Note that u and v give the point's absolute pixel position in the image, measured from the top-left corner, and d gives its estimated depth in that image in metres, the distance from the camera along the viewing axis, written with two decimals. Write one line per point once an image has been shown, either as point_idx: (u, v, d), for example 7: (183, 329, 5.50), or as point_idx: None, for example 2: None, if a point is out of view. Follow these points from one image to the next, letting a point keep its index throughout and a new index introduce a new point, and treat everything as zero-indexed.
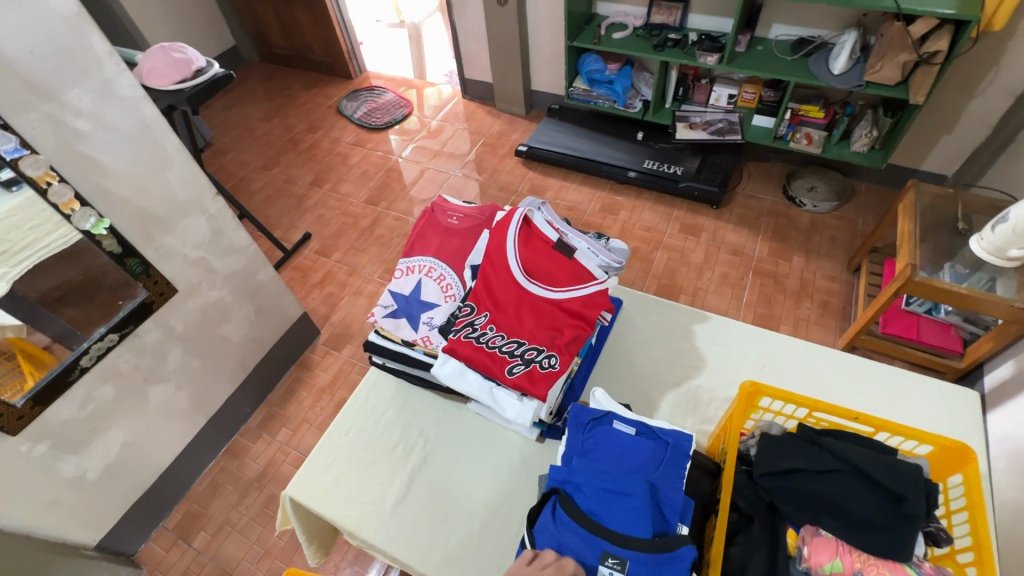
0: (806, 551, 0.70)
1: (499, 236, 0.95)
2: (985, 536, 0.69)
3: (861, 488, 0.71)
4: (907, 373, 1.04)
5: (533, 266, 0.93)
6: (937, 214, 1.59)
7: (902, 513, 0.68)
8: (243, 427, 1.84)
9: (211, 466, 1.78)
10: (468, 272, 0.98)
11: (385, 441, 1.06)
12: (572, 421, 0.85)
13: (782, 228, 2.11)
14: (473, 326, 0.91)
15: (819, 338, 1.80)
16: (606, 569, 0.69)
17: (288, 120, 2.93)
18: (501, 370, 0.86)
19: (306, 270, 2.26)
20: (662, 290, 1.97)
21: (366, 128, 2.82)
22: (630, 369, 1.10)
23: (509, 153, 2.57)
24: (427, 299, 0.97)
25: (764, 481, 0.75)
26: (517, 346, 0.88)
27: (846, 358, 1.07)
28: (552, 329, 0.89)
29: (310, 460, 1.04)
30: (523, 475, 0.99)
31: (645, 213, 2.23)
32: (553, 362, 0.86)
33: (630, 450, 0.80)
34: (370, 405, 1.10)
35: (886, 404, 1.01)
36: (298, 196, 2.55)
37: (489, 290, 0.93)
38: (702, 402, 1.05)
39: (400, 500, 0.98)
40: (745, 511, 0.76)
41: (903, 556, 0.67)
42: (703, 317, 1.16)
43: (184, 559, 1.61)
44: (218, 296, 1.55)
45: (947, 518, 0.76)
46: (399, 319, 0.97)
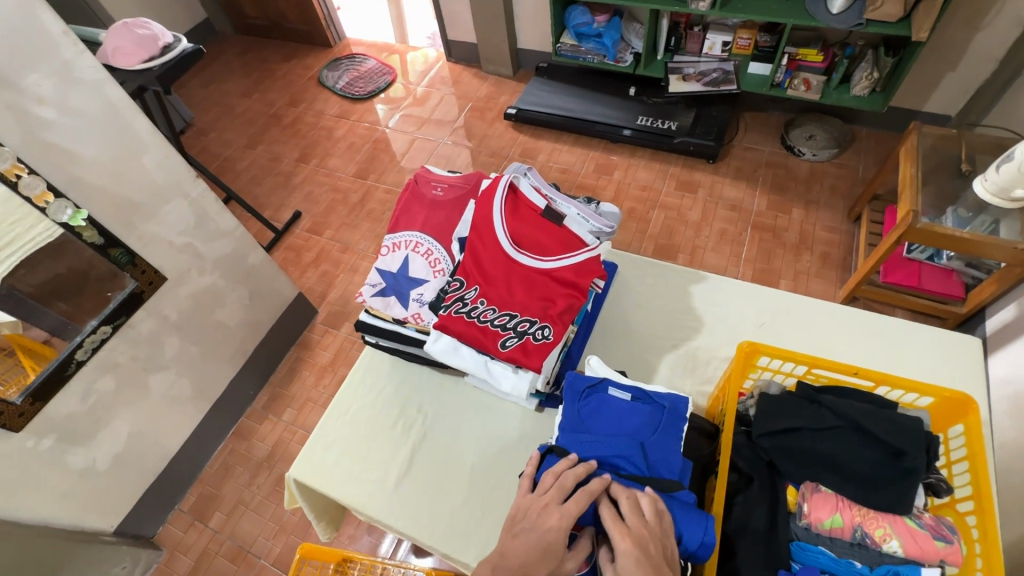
0: (806, 508, 0.70)
1: (485, 206, 0.92)
2: (985, 484, 0.68)
3: (859, 443, 0.70)
4: (907, 323, 1.02)
5: (521, 236, 0.90)
6: (940, 156, 1.54)
7: (901, 467, 0.67)
8: (248, 409, 1.86)
9: (220, 448, 1.80)
10: (455, 245, 0.95)
11: (385, 419, 1.06)
12: (568, 391, 0.83)
13: (781, 180, 2.06)
14: (463, 301, 0.88)
15: (819, 290, 1.78)
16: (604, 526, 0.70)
17: (269, 94, 2.83)
18: (495, 344, 0.85)
19: (299, 250, 2.23)
20: (659, 250, 1.94)
21: (350, 99, 2.72)
22: (627, 333, 1.09)
23: (498, 117, 2.49)
24: (415, 275, 0.95)
25: (762, 441, 0.75)
26: (509, 318, 0.86)
27: (846, 311, 1.05)
28: (545, 300, 0.87)
29: (311, 442, 1.05)
30: (524, 445, 0.99)
31: (640, 171, 2.17)
32: (547, 333, 0.85)
33: (626, 415, 0.79)
34: (367, 384, 1.10)
35: (886, 355, 0.99)
36: (286, 174, 2.49)
37: (477, 263, 0.90)
38: (700, 362, 1.04)
39: (403, 475, 0.99)
40: (745, 472, 0.76)
41: (903, 508, 0.67)
42: (699, 278, 1.14)
43: (203, 539, 1.65)
44: (210, 282, 1.53)
45: (947, 468, 0.76)
46: (388, 298, 0.95)
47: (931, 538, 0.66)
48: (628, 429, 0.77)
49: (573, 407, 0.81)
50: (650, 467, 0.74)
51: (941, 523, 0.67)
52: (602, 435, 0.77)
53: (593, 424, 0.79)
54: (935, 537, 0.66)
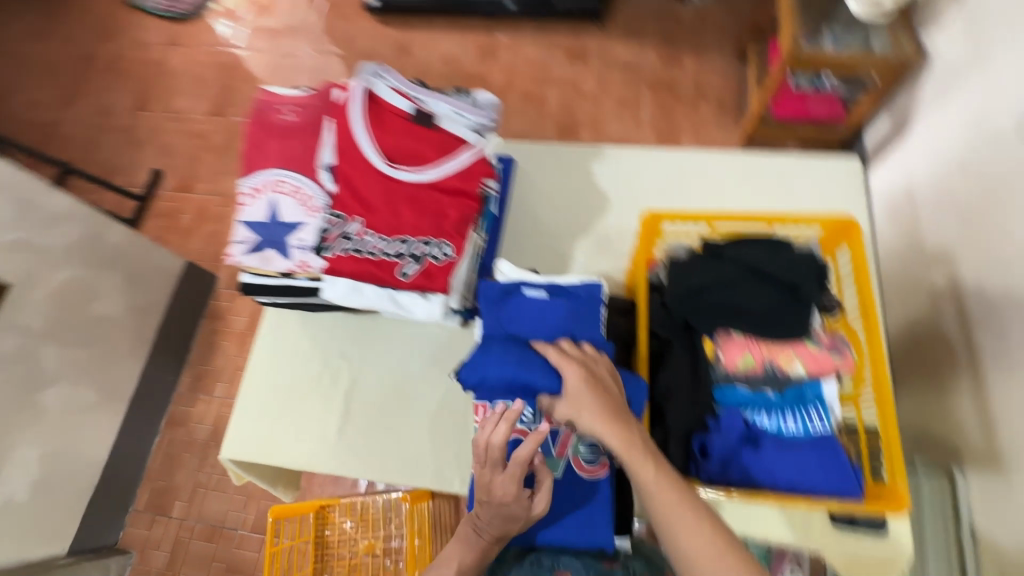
0: (722, 355, 0.74)
1: (345, 123, 0.81)
2: (869, 298, 0.74)
3: (759, 286, 0.73)
4: (798, 157, 1.04)
5: (394, 149, 0.80)
6: None
7: (797, 299, 0.72)
8: (174, 396, 1.73)
9: (157, 442, 1.69)
10: (324, 175, 0.81)
11: (309, 375, 1.00)
12: (483, 301, 0.78)
13: (670, 29, 1.97)
14: (347, 237, 0.80)
15: (720, 139, 1.80)
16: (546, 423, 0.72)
17: (68, 31, 2.28)
18: (393, 275, 0.79)
19: (173, 214, 1.96)
20: (562, 131, 1.86)
21: (174, 19, 2.24)
22: (538, 228, 1.05)
23: (358, 10, 2.15)
24: (288, 220, 0.81)
25: (676, 305, 0.76)
26: (404, 244, 0.79)
27: (742, 158, 1.05)
28: (436, 215, 0.80)
29: (238, 418, 0.98)
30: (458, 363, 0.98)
31: (528, 47, 2.00)
32: (447, 251, 0.79)
33: (547, 312, 0.76)
34: (281, 346, 1.02)
35: (782, 193, 1.02)
36: (125, 128, 2.10)
37: (354, 191, 0.80)
38: (614, 241, 1.03)
39: (343, 425, 0.96)
40: (664, 338, 0.78)
41: (801, 335, 0.72)
42: (599, 153, 1.09)
43: (171, 530, 1.61)
44: (67, 275, 1.37)
45: (837, 289, 0.82)
46: (265, 253, 0.82)
47: (828, 355, 0.72)
48: (552, 326, 0.74)
49: (494, 318, 0.77)
50: None
51: (836, 339, 0.73)
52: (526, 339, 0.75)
53: (516, 331, 0.75)
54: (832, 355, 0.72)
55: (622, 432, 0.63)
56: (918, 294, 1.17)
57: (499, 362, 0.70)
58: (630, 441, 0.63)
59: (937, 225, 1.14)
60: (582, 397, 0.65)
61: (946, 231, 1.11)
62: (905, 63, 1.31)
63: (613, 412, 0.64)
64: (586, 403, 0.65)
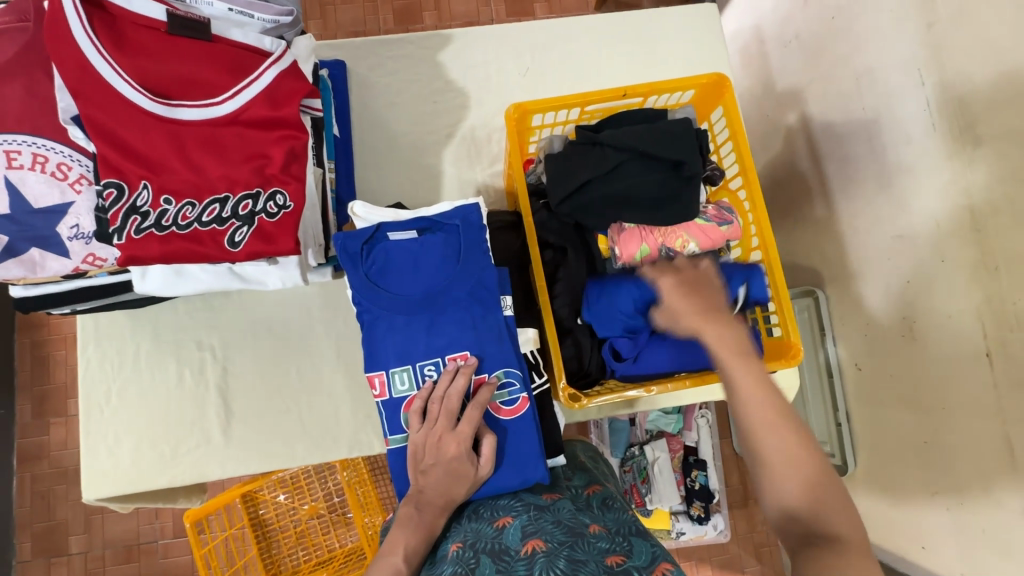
0: (618, 251, 0.71)
1: (66, 48, 0.55)
2: (747, 157, 0.72)
3: (643, 169, 0.67)
4: (654, 11, 0.95)
5: (162, 76, 0.59)
6: None
7: (683, 177, 0.67)
8: (17, 429, 1.43)
9: (17, 484, 1.42)
10: (74, 131, 0.58)
11: (167, 379, 0.83)
12: (343, 258, 0.63)
13: None
14: (139, 212, 0.58)
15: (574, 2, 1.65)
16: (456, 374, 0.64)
17: None
18: (223, 248, 0.61)
19: None
20: (401, 17, 1.59)
21: None
22: (393, 144, 0.90)
23: None
24: (44, 204, 0.60)
25: (563, 208, 0.69)
26: (221, 205, 0.60)
27: (599, 21, 0.95)
28: (255, 159, 0.61)
29: (90, 452, 0.81)
30: (342, 319, 0.86)
31: None
32: (283, 202, 0.62)
33: (421, 256, 0.64)
34: (115, 355, 0.83)
35: (646, 56, 0.95)
36: None
37: (124, 147, 0.57)
38: (482, 142, 0.91)
39: (227, 422, 0.83)
40: (558, 245, 0.72)
41: (693, 211, 0.69)
42: (442, 40, 0.92)
43: (76, 567, 1.42)
44: None
45: (716, 154, 0.79)
46: (27, 256, 0.60)
47: (717, 227, 0.71)
48: (430, 272, 0.64)
49: (363, 274, 0.63)
50: (472, 295, 0.64)
51: (722, 209, 0.72)
52: (404, 293, 0.63)
53: (391, 286, 0.63)
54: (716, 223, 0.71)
55: (720, 328, 0.58)
56: (775, 135, 1.19)
57: (621, 290, 0.69)
58: (726, 337, 0.57)
59: (784, 64, 1.15)
60: (681, 295, 0.62)
61: (791, 68, 1.13)
62: None
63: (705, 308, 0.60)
64: (688, 302, 0.61)
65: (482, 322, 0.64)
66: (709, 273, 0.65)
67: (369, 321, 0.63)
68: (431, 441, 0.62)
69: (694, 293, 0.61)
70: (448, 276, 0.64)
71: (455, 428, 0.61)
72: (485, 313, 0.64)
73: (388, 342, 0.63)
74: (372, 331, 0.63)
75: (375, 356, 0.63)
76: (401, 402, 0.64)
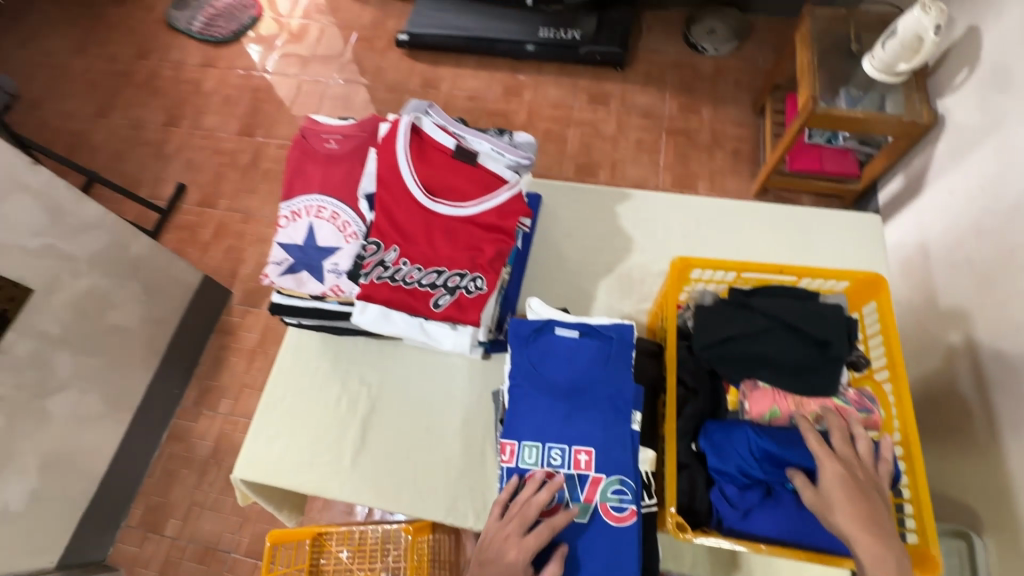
0: (748, 405, 0.74)
1: (387, 153, 0.83)
2: (897, 355, 0.75)
3: (790, 340, 0.73)
4: (818, 211, 1.07)
5: (435, 182, 0.83)
6: (833, 37, 1.56)
7: (828, 356, 0.72)
8: (178, 409, 1.71)
9: (157, 455, 1.66)
10: (364, 203, 0.86)
11: (328, 399, 0.99)
12: (513, 338, 0.80)
13: (688, 80, 2.04)
14: (384, 265, 0.81)
15: (734, 187, 1.84)
16: (578, 463, 0.73)
17: (109, 47, 2.37)
18: (427, 305, 0.81)
19: (193, 228, 1.99)
20: (581, 170, 1.91)
21: (211, 42, 2.34)
22: (561, 264, 1.07)
23: (389, 45, 2.24)
24: (324, 244, 0.85)
25: (704, 353, 0.76)
26: (438, 275, 0.81)
27: (764, 208, 1.08)
28: (471, 249, 0.82)
29: (252, 438, 0.98)
30: (477, 393, 0.98)
31: (550, 88, 2.07)
32: (480, 285, 0.81)
33: (575, 355, 0.78)
34: (300, 366, 1.02)
35: (804, 246, 1.05)
36: (155, 143, 2.15)
37: (393, 221, 0.82)
38: (636, 281, 1.04)
39: (359, 451, 0.95)
40: (692, 385, 0.78)
41: (831, 389, 0.72)
42: (624, 196, 1.12)
43: (162, 548, 1.57)
44: (90, 283, 1.33)
45: (864, 344, 0.82)
46: (300, 274, 0.85)
47: (856, 411, 0.72)
48: (579, 370, 0.77)
49: (524, 356, 0.79)
50: (609, 400, 0.75)
51: (863, 396, 0.74)
52: (554, 381, 0.77)
53: (545, 372, 0.78)
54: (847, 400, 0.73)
55: (880, 547, 0.60)
56: (933, 353, 1.19)
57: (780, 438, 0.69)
58: (885, 561, 0.59)
59: (953, 285, 1.19)
60: (847, 493, 0.63)
61: (960, 291, 1.16)
62: (919, 126, 1.37)
63: (868, 520, 0.61)
64: (853, 502, 0.62)
65: (612, 427, 0.74)
66: (879, 480, 0.66)
67: (517, 396, 0.77)
68: (500, 538, 0.71)
69: (856, 490, 0.63)
70: (594, 376, 0.77)
71: (523, 535, 0.69)
72: (617, 420, 0.74)
73: (530, 419, 0.76)
74: (520, 406, 0.77)
75: (513, 427, 0.76)
76: (524, 472, 0.74)
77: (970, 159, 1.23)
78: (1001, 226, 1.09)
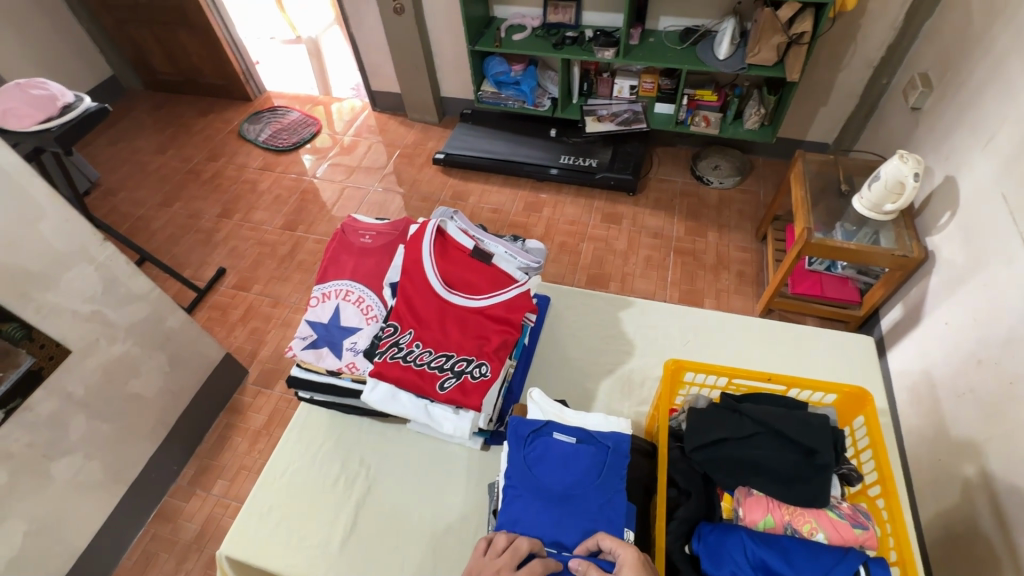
0: (742, 512, 0.74)
1: (414, 250, 0.95)
2: (887, 469, 0.77)
3: (779, 447, 0.75)
4: (811, 329, 1.12)
5: (454, 276, 0.93)
6: (824, 179, 1.74)
7: (815, 465, 0.74)
8: (172, 487, 1.69)
9: (139, 536, 1.61)
10: (387, 290, 0.95)
11: (325, 478, 1.00)
12: (512, 436, 0.85)
13: (695, 207, 2.23)
14: (398, 346, 0.89)
15: (740, 305, 1.92)
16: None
17: (185, 150, 2.73)
18: (433, 387, 0.85)
19: (225, 308, 2.12)
20: (592, 280, 2.03)
21: (273, 150, 2.68)
22: (565, 363, 1.12)
23: (427, 162, 2.54)
24: (347, 324, 0.94)
25: (696, 454, 0.78)
26: (446, 359, 0.88)
27: (759, 323, 1.15)
28: (479, 337, 0.89)
29: (244, 512, 0.98)
30: (472, 487, 0.98)
31: (567, 207, 2.28)
32: (484, 370, 0.86)
33: (572, 460, 0.81)
34: (304, 444, 1.05)
35: (799, 360, 1.09)
36: (207, 231, 2.38)
37: (411, 307, 0.92)
38: (636, 384, 1.08)
39: (347, 536, 0.94)
40: (684, 487, 0.79)
41: (822, 499, 0.73)
42: (627, 303, 1.20)
43: None
44: (122, 350, 1.41)
45: (856, 458, 0.84)
46: (321, 349, 0.93)
47: (850, 526, 0.72)
48: (574, 475, 0.80)
49: (521, 455, 0.83)
50: (599, 512, 0.77)
51: (857, 511, 0.74)
52: (548, 485, 0.80)
53: (540, 475, 0.81)
54: (837, 510, 0.73)
55: None
56: (949, 488, 1.17)
57: None
58: None
59: (959, 415, 1.19)
60: None
61: (967, 422, 1.16)
62: (910, 260, 1.46)
63: None
64: None
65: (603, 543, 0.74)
66: None
67: (511, 496, 0.79)
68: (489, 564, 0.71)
69: None
70: (586, 484, 0.79)
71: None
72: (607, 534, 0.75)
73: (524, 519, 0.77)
74: (514, 509, 0.78)
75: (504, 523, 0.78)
76: None
77: (959, 292, 1.29)
78: (997, 358, 1.12)
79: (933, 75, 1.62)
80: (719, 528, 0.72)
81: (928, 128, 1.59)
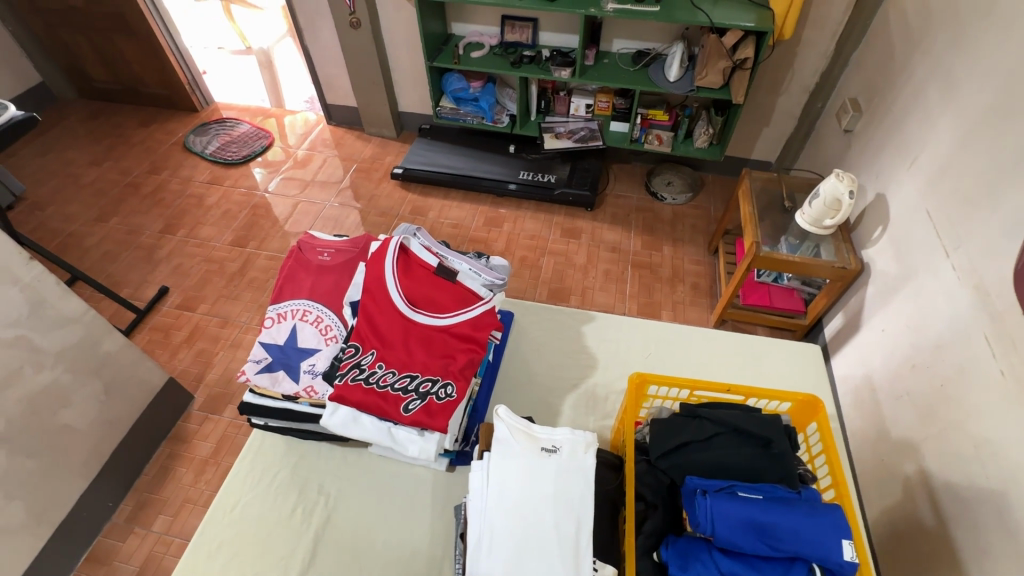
0: None
1: (377, 268, 0.95)
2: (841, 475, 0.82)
3: (737, 444, 0.81)
4: (760, 339, 1.18)
5: (419, 294, 0.93)
6: (769, 195, 1.83)
7: (769, 461, 0.79)
8: (105, 526, 1.54)
9: None
10: (348, 310, 0.95)
11: (282, 508, 0.95)
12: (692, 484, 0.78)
13: (650, 221, 2.30)
14: (359, 367, 0.88)
15: (695, 317, 1.99)
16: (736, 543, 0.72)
17: (124, 162, 2.57)
18: (397, 409, 0.85)
19: (167, 330, 1.99)
20: (553, 294, 2.05)
21: (221, 164, 2.57)
22: (531, 380, 1.12)
23: (384, 177, 2.50)
24: (305, 345, 0.93)
25: (661, 461, 0.82)
26: (410, 380, 0.87)
27: (715, 335, 1.18)
28: (445, 357, 0.89)
29: (192, 549, 0.91)
30: (439, 508, 0.95)
31: (527, 222, 2.30)
32: (450, 391, 0.86)
33: (735, 531, 0.72)
34: (258, 472, 0.99)
35: (753, 371, 1.13)
36: (148, 248, 2.24)
37: (373, 326, 0.91)
38: (600, 398, 1.09)
39: (306, 569, 0.89)
40: (652, 500, 0.81)
41: (792, 480, 0.79)
42: (590, 318, 1.21)
43: None
44: (51, 378, 1.29)
45: (811, 461, 0.91)
46: (276, 373, 0.91)
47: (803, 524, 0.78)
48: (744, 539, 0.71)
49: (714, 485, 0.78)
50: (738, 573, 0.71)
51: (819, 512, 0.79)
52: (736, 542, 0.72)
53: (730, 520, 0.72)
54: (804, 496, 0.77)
55: None
56: (891, 486, 1.23)
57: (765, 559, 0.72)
58: None
59: (897, 416, 1.27)
60: None
61: (905, 423, 1.24)
62: (849, 272, 1.55)
63: None
64: None
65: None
66: None
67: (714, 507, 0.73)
68: None
69: None
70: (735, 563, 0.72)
71: None
72: None
73: (494, 521, 0.76)
74: (716, 503, 0.73)
75: (477, 515, 0.79)
76: (717, 507, 0.73)
77: (894, 301, 1.38)
78: (928, 362, 1.20)
79: (863, 100, 1.75)
80: (713, 497, 0.74)
81: (860, 148, 1.71)
